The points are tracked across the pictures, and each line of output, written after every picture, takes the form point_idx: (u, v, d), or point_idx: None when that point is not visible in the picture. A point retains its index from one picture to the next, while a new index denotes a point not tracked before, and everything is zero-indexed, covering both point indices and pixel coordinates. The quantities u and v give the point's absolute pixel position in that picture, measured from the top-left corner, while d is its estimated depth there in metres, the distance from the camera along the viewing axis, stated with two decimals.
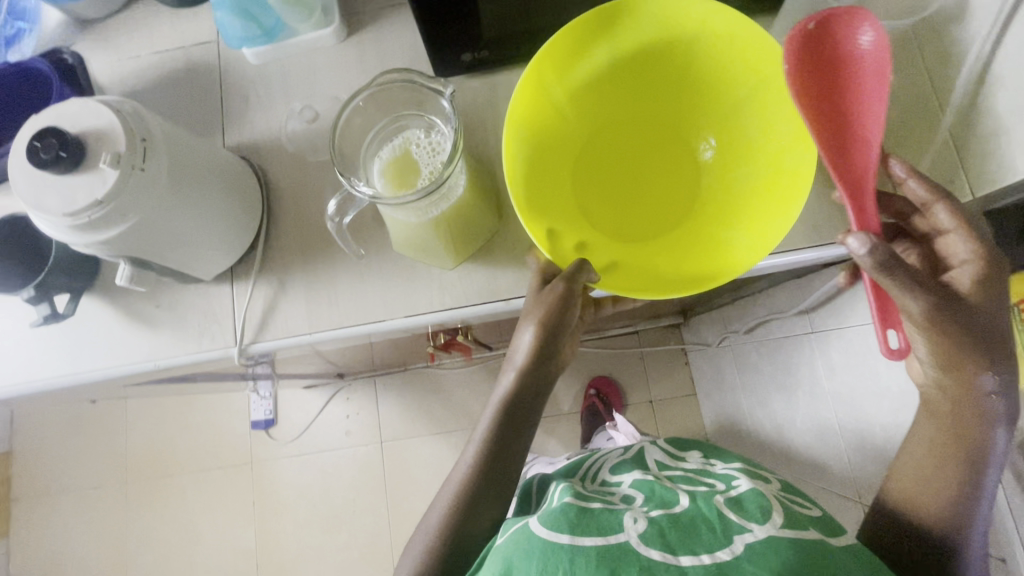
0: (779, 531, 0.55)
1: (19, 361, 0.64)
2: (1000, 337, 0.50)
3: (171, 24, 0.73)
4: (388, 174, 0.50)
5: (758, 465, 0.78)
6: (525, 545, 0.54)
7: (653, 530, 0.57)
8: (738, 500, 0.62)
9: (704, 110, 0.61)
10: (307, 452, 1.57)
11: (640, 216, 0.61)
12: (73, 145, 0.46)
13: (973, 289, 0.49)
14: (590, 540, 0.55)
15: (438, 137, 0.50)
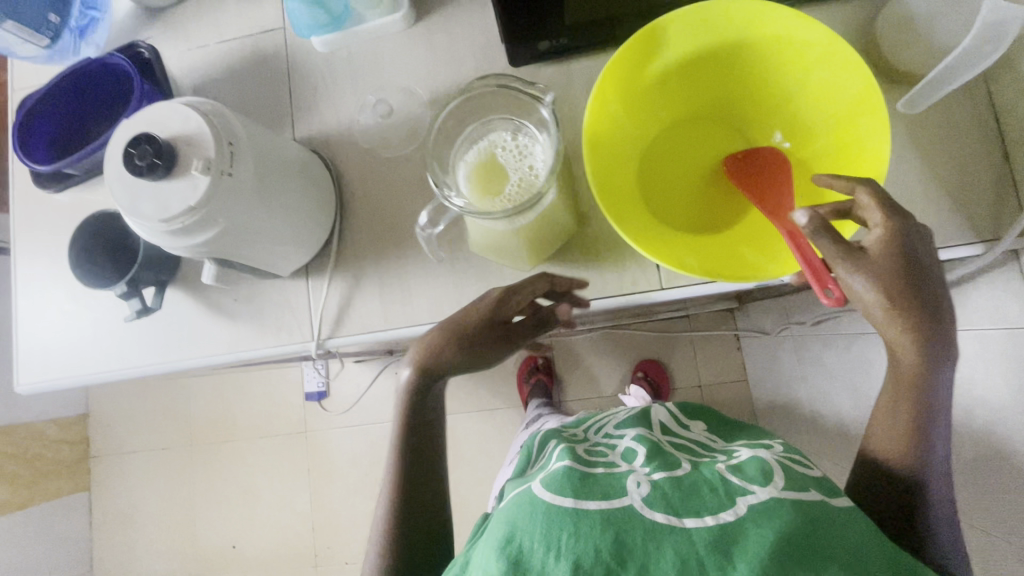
0: (785, 493, 0.50)
1: (116, 350, 0.68)
2: (933, 301, 0.47)
3: (238, 12, 0.72)
4: (474, 180, 0.48)
5: (763, 436, 0.71)
6: (528, 508, 0.50)
7: (658, 492, 0.51)
8: (739, 466, 0.56)
9: (769, 99, 0.56)
10: (359, 423, 1.62)
11: (715, 215, 0.58)
12: (165, 152, 0.46)
13: (886, 249, 0.47)
14: (595, 502, 0.50)
15: (527, 141, 0.48)
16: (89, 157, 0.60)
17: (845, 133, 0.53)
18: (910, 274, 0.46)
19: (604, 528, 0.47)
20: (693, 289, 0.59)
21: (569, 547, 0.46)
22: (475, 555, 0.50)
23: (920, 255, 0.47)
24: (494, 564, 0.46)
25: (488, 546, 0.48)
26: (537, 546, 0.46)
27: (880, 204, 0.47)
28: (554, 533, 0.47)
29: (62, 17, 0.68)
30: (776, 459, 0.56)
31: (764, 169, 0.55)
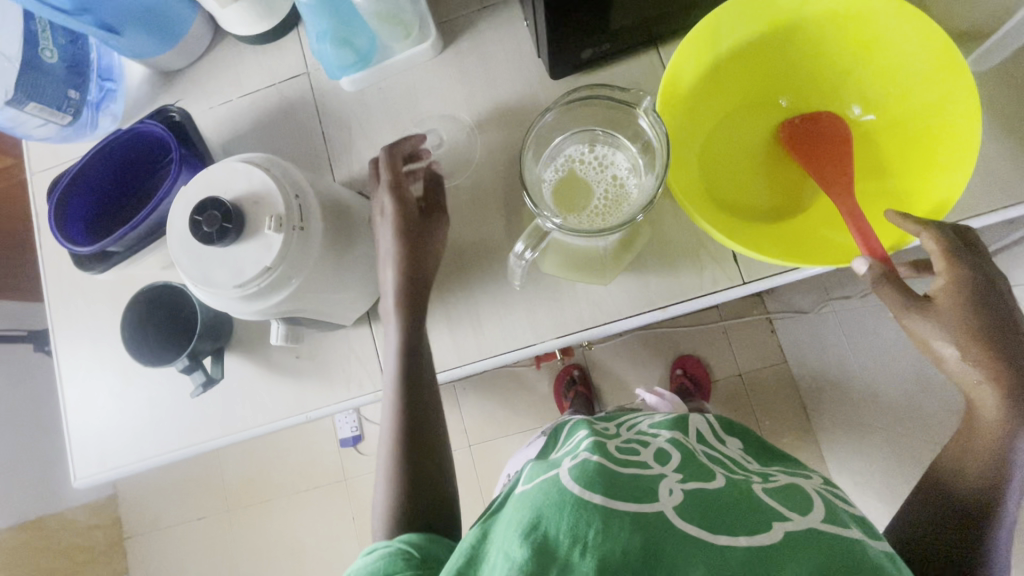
0: (826, 527, 0.40)
1: (176, 427, 0.65)
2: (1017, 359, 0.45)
3: (256, 62, 0.70)
4: (560, 191, 0.47)
5: (797, 463, 0.60)
6: (556, 497, 0.41)
7: (690, 500, 0.43)
8: (779, 491, 0.47)
9: (829, 76, 0.55)
10: None
11: (786, 200, 0.57)
12: (234, 215, 0.44)
13: (954, 299, 0.46)
14: (624, 502, 0.41)
15: (611, 155, 0.48)
16: (132, 232, 0.57)
17: (916, 100, 0.52)
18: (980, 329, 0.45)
19: (632, 531, 0.39)
20: (778, 280, 0.57)
21: (596, 546, 0.38)
22: (493, 536, 0.41)
23: (997, 307, 0.45)
24: (517, 550, 0.38)
25: (510, 527, 0.40)
26: (563, 539, 0.38)
27: (944, 255, 0.46)
28: (582, 527, 0.39)
29: (82, 93, 0.66)
30: (818, 494, 0.46)
31: (835, 145, 0.54)
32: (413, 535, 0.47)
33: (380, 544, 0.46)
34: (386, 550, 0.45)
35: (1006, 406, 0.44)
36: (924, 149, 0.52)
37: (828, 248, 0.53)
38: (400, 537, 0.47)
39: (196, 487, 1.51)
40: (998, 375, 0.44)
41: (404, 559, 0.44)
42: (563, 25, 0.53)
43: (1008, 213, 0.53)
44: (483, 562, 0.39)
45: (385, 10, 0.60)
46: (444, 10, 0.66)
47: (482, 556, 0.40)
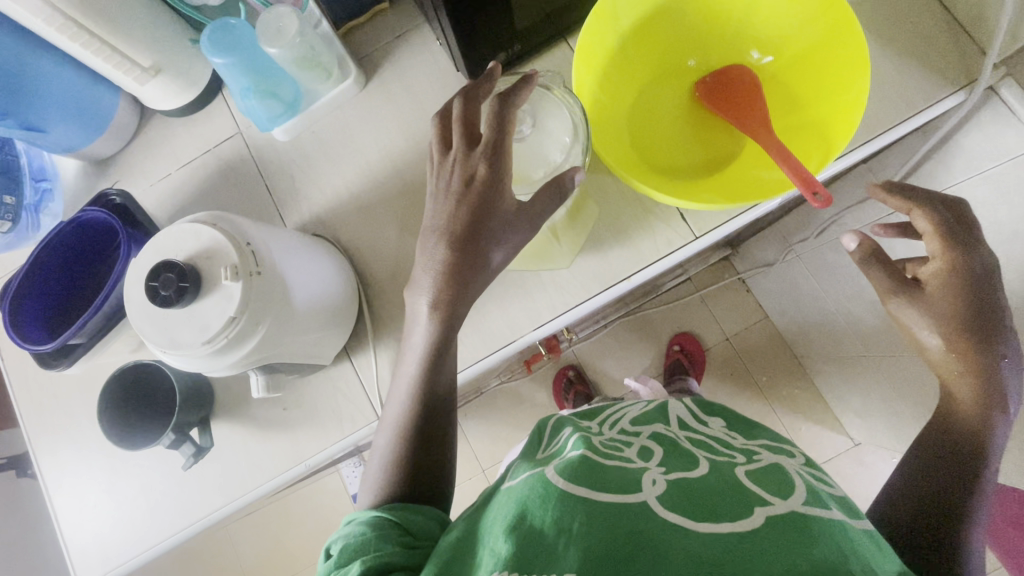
0: (804, 508, 0.42)
1: (176, 509, 0.63)
2: (990, 330, 0.52)
3: (188, 132, 0.71)
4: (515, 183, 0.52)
5: (781, 437, 0.61)
6: (542, 491, 0.42)
7: (673, 490, 0.44)
8: (759, 473, 0.48)
9: (728, 30, 0.59)
10: None
11: (718, 152, 0.60)
12: (190, 272, 0.44)
13: (943, 280, 0.52)
14: (609, 493, 0.42)
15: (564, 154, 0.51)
16: (93, 319, 0.56)
17: (807, 36, 0.56)
18: (959, 307, 0.52)
19: (617, 520, 0.39)
20: (724, 230, 0.60)
21: (580, 536, 0.38)
22: (480, 534, 0.41)
23: (982, 287, 0.52)
24: (503, 545, 0.38)
25: (496, 523, 0.41)
26: (548, 531, 0.38)
27: (940, 235, 0.52)
28: (567, 518, 0.39)
29: (17, 197, 0.67)
30: (798, 475, 0.48)
31: (745, 92, 0.57)
32: (394, 511, 0.46)
33: (361, 513, 0.46)
34: (369, 521, 0.45)
35: (979, 388, 0.51)
36: (825, 78, 0.55)
37: (760, 188, 0.56)
38: (384, 508, 0.47)
39: None
40: (962, 352, 0.52)
41: (386, 534, 0.44)
42: (472, 34, 0.56)
43: (913, 121, 0.58)
44: (468, 558, 0.39)
45: (302, 56, 0.60)
46: (361, 46, 0.69)
47: (466, 553, 0.40)
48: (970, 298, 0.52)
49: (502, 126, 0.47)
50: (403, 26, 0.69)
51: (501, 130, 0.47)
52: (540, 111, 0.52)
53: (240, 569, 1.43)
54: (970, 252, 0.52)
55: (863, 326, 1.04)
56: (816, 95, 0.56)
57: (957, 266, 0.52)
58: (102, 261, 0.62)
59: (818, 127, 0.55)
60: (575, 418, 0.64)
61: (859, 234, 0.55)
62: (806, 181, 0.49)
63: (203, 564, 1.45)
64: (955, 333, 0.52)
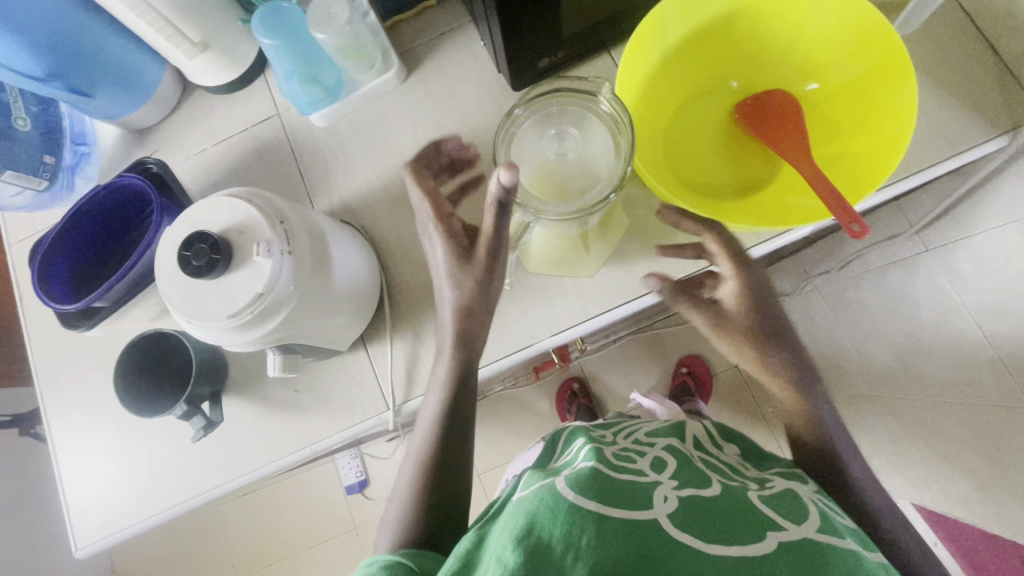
0: (818, 537, 0.42)
1: (179, 480, 0.64)
2: (782, 330, 0.60)
3: (227, 111, 0.72)
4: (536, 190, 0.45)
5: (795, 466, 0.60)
6: (550, 502, 0.41)
7: (685, 509, 0.43)
8: (772, 498, 0.47)
9: (773, 54, 0.59)
10: None
11: (751, 174, 0.60)
12: (222, 244, 0.45)
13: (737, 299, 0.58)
14: (619, 509, 0.41)
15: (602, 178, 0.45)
16: (119, 282, 0.57)
17: (854, 68, 0.55)
18: (761, 314, 0.59)
19: (628, 537, 0.39)
20: (753, 250, 0.60)
21: (589, 552, 0.37)
22: (488, 541, 0.40)
23: (767, 294, 0.59)
24: (509, 554, 0.37)
25: (503, 534, 0.39)
26: (557, 544, 0.38)
27: (728, 258, 0.57)
28: (576, 533, 0.38)
29: (57, 157, 0.67)
30: (812, 502, 0.47)
31: (784, 118, 0.57)
32: (415, 558, 0.46)
33: (379, 557, 0.45)
34: (388, 565, 0.44)
35: (792, 389, 0.59)
36: (866, 112, 0.55)
37: (791, 215, 0.55)
38: (400, 553, 0.47)
39: (202, 559, 1.44)
40: (771, 363, 0.59)
41: None
42: (518, 37, 0.56)
43: (953, 161, 0.57)
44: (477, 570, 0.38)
45: (347, 43, 0.62)
46: (404, 40, 0.70)
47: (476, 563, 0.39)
48: (761, 309, 0.59)
49: (436, 200, 0.55)
50: (447, 24, 0.69)
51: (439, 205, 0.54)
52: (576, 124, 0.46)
53: (228, 549, 1.43)
54: (749, 267, 0.58)
55: (877, 364, 1.03)
56: (857, 129, 0.56)
57: (744, 282, 0.58)
58: (133, 228, 0.62)
59: (857, 160, 0.55)
60: (587, 430, 0.64)
61: (656, 277, 0.59)
62: (844, 209, 0.48)
63: (191, 541, 1.45)
64: (756, 344, 0.59)
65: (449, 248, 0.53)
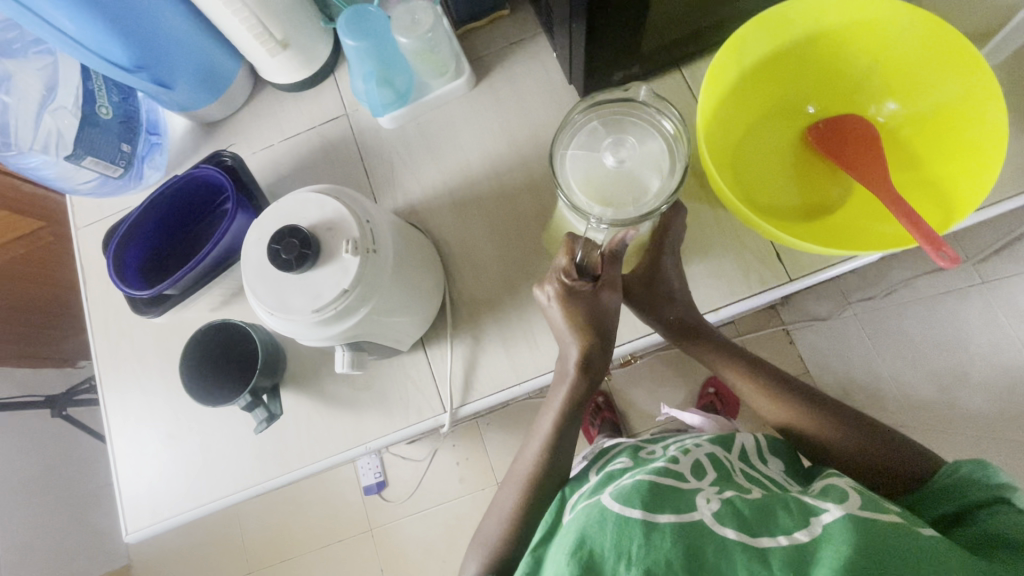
0: (864, 511, 0.41)
1: (232, 471, 0.64)
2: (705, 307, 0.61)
3: (296, 108, 0.73)
4: (593, 202, 0.45)
5: None
6: (598, 518, 0.42)
7: (728, 505, 0.43)
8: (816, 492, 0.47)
9: (848, 79, 0.59)
10: (423, 509, 1.37)
11: (821, 197, 0.60)
12: (311, 240, 0.45)
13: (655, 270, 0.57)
14: (664, 514, 0.42)
15: (660, 180, 0.46)
16: (193, 270, 0.58)
17: (933, 97, 0.56)
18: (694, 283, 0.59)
19: (675, 540, 0.39)
20: (814, 276, 0.60)
21: (640, 559, 0.39)
22: (546, 563, 0.42)
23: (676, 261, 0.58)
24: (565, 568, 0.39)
25: (559, 551, 0.42)
26: (607, 556, 0.39)
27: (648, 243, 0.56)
28: (625, 542, 0.40)
29: (133, 146, 0.68)
30: (855, 484, 0.46)
31: (859, 143, 0.57)
32: None
33: None
34: None
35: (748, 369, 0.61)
36: (945, 141, 0.55)
37: (866, 240, 0.55)
38: None
39: (215, 550, 1.44)
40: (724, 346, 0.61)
41: None
42: (599, 51, 0.57)
43: None
44: None
45: (426, 49, 0.62)
46: (476, 48, 0.71)
47: None
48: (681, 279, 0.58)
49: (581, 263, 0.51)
50: (520, 34, 0.70)
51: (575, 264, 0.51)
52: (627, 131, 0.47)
53: (241, 542, 1.43)
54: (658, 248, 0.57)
55: (918, 396, 1.01)
56: (933, 158, 0.56)
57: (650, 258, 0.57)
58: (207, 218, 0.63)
59: (935, 189, 0.55)
60: (636, 447, 0.64)
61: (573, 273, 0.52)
62: (930, 236, 0.48)
63: (207, 531, 1.45)
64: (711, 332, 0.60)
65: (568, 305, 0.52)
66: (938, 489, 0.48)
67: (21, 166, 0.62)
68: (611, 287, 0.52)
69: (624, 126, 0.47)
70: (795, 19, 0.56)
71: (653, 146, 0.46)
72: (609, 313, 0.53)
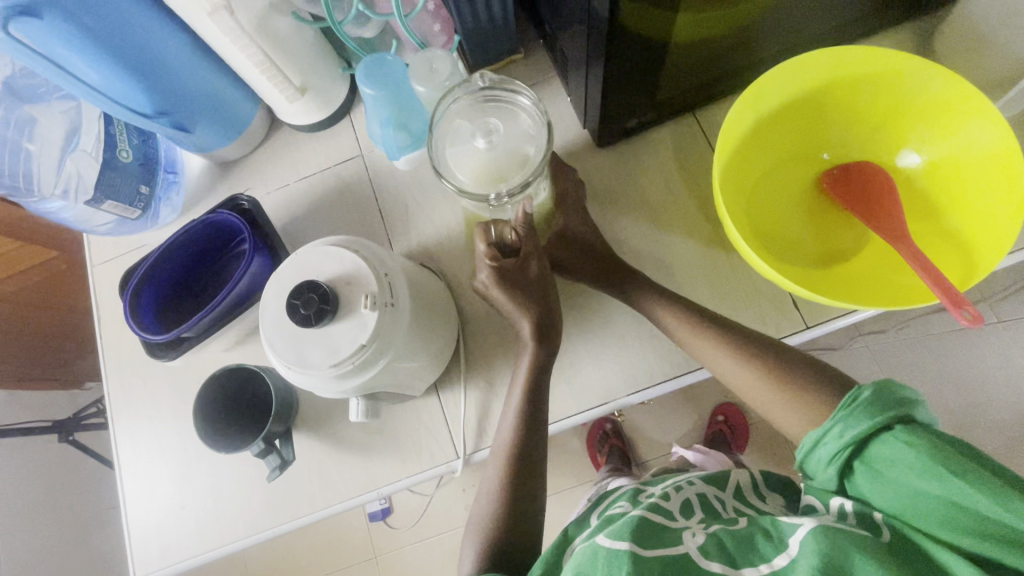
0: (835, 525, 0.42)
1: (243, 515, 0.63)
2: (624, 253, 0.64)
3: (312, 149, 0.74)
4: (490, 184, 0.47)
5: None
6: (589, 556, 0.43)
7: (713, 539, 0.45)
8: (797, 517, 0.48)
9: (863, 127, 0.60)
10: (428, 537, 1.35)
11: (837, 243, 0.60)
12: (330, 295, 0.45)
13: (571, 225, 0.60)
14: (652, 550, 0.44)
15: (535, 142, 0.47)
16: (208, 315, 0.58)
17: (950, 149, 0.56)
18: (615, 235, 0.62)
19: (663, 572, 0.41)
20: (830, 325, 0.60)
21: None
22: None
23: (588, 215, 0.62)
24: None
25: None
26: None
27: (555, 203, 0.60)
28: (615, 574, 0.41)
29: (151, 187, 0.69)
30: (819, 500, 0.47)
31: (875, 190, 0.57)
32: None
33: None
34: None
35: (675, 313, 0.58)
36: (961, 192, 0.55)
37: (881, 290, 0.55)
38: None
39: None
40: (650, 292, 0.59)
41: None
42: (614, 99, 0.57)
43: None
44: None
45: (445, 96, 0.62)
46: None
47: None
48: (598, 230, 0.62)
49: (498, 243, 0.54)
50: (534, 78, 0.71)
51: (493, 246, 0.54)
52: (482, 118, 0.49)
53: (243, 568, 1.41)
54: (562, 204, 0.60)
55: None
56: (951, 208, 0.56)
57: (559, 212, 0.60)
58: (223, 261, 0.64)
59: (952, 239, 0.55)
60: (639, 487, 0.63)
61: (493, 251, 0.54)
62: (951, 293, 0.48)
63: None
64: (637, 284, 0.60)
65: (505, 285, 0.55)
66: (842, 420, 0.44)
67: (42, 211, 0.63)
68: (535, 258, 0.55)
69: (481, 116, 0.49)
70: (812, 70, 0.56)
71: (520, 120, 0.49)
72: (542, 280, 0.56)
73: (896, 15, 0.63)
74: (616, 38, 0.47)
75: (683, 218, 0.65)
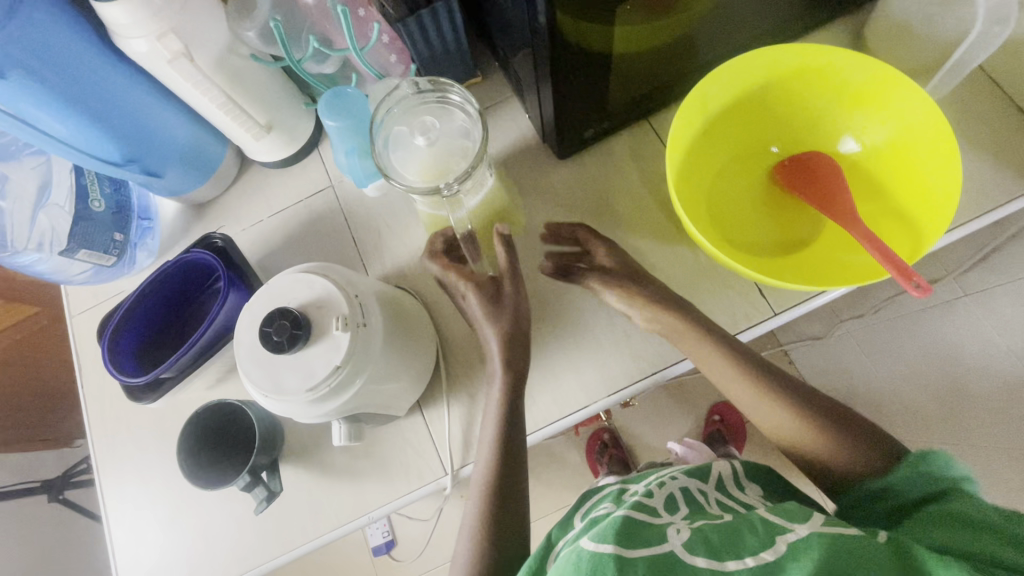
0: (827, 529, 0.43)
1: (234, 553, 0.63)
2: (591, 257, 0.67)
3: (283, 184, 0.76)
4: (436, 178, 0.48)
5: None
6: (574, 561, 0.42)
7: (697, 534, 0.45)
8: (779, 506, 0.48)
9: (806, 119, 0.63)
10: (434, 566, 1.32)
11: (795, 231, 0.62)
12: (301, 321, 0.46)
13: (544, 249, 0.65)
14: (639, 550, 0.43)
15: (472, 133, 0.49)
16: (187, 353, 0.59)
17: (888, 132, 0.59)
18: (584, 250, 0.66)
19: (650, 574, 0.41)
20: (795, 310, 0.61)
21: None
22: None
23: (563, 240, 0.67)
24: None
25: None
26: None
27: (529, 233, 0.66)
28: None
29: (126, 234, 0.70)
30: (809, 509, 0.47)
31: (823, 177, 0.60)
32: None
33: None
34: None
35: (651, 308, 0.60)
36: (903, 173, 0.58)
37: (839, 271, 0.58)
38: None
39: None
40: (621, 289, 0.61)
41: None
42: (568, 111, 0.60)
43: (998, 213, 0.59)
44: None
45: None
46: None
47: None
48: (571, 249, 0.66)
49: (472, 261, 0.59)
50: (492, 99, 0.74)
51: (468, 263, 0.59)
52: (416, 119, 0.50)
53: None
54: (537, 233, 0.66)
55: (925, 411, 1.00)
56: (896, 188, 0.59)
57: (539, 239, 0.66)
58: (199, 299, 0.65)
59: (899, 219, 0.58)
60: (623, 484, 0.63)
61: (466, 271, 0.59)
62: (901, 267, 0.50)
63: None
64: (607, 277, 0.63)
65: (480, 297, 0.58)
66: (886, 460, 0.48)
67: (16, 265, 0.63)
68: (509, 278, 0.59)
69: (417, 117, 0.50)
70: (751, 71, 0.59)
71: (454, 115, 0.50)
72: (517, 294, 0.59)
73: (827, 13, 0.66)
74: (560, 51, 0.50)
75: (646, 220, 0.67)
